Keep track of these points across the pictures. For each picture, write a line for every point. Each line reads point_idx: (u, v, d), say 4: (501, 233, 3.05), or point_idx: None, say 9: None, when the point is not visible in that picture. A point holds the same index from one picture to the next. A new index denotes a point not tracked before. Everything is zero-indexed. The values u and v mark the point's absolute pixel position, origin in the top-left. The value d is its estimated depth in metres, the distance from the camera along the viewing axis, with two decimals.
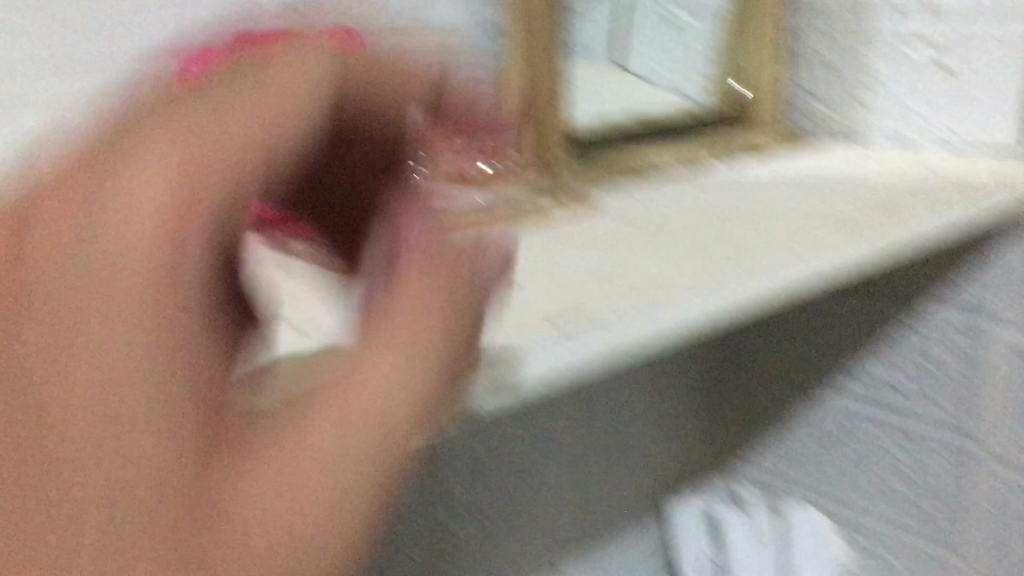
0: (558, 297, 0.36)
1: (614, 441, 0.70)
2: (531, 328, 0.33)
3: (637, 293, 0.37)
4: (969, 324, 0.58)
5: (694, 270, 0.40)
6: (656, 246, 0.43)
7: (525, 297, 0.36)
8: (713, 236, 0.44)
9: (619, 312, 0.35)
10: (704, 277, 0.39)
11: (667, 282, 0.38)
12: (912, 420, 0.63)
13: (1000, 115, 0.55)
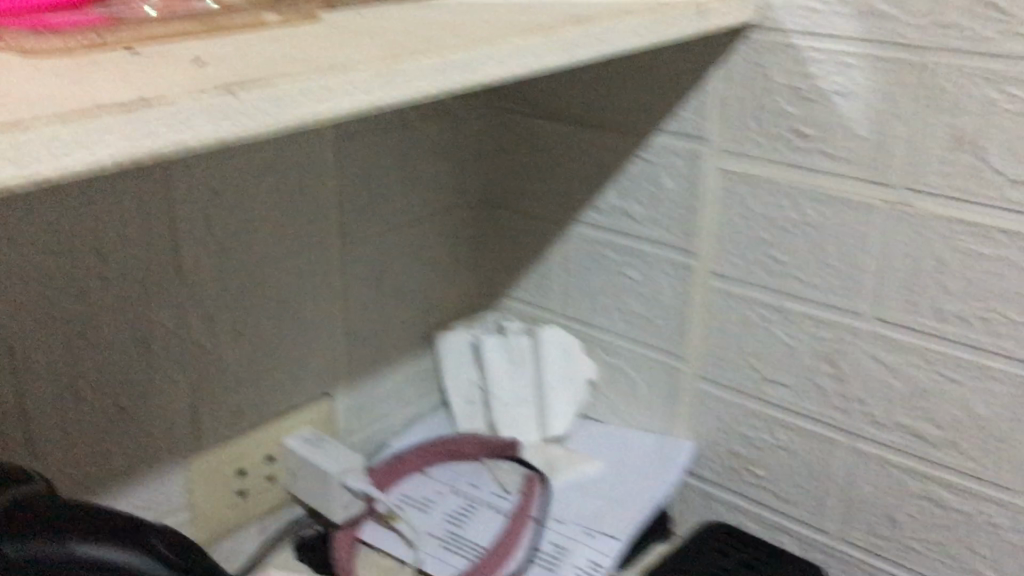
0: (242, 50, 0.47)
1: (385, 250, 0.86)
2: (168, 67, 0.43)
3: (389, 50, 0.48)
4: (689, 151, 0.76)
5: (379, 41, 0.50)
6: (395, 33, 0.53)
7: (188, 54, 0.46)
8: (434, 29, 0.54)
9: (319, 66, 0.44)
10: (406, 45, 0.49)
11: (359, 50, 0.48)
12: (649, 233, 0.81)
13: (711, 96, 0.73)
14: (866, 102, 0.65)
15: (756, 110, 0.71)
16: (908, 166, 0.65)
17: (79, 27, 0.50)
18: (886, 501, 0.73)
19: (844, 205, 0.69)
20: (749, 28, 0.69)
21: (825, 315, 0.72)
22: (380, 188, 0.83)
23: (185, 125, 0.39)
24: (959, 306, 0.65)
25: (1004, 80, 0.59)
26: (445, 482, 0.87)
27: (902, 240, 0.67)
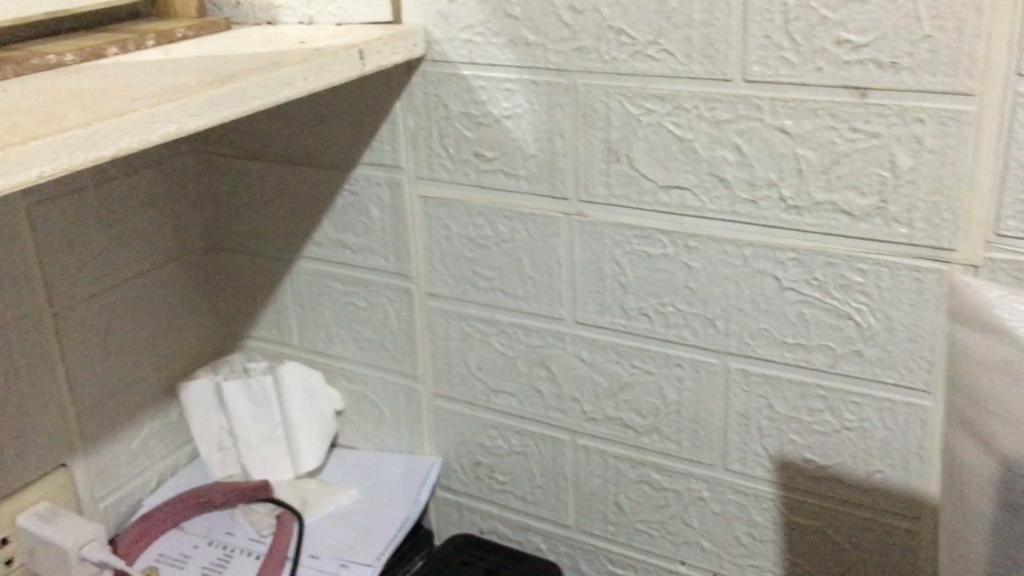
0: None
1: (106, 308, 0.83)
2: None
3: (21, 133, 0.48)
4: (389, 181, 0.78)
5: (25, 120, 0.50)
6: (43, 105, 0.53)
7: None
8: (80, 97, 0.55)
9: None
10: (52, 120, 0.50)
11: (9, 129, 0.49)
12: (368, 262, 0.83)
13: (401, 128, 0.76)
14: (533, 123, 0.70)
15: (440, 139, 0.74)
16: (575, 179, 0.69)
17: None
18: (611, 488, 0.78)
19: (530, 220, 0.73)
20: (423, 62, 0.73)
21: (532, 323, 0.76)
22: (89, 247, 0.81)
23: None
24: (640, 303, 0.70)
25: (641, 97, 0.64)
26: (202, 534, 0.85)
27: (584, 248, 0.71)
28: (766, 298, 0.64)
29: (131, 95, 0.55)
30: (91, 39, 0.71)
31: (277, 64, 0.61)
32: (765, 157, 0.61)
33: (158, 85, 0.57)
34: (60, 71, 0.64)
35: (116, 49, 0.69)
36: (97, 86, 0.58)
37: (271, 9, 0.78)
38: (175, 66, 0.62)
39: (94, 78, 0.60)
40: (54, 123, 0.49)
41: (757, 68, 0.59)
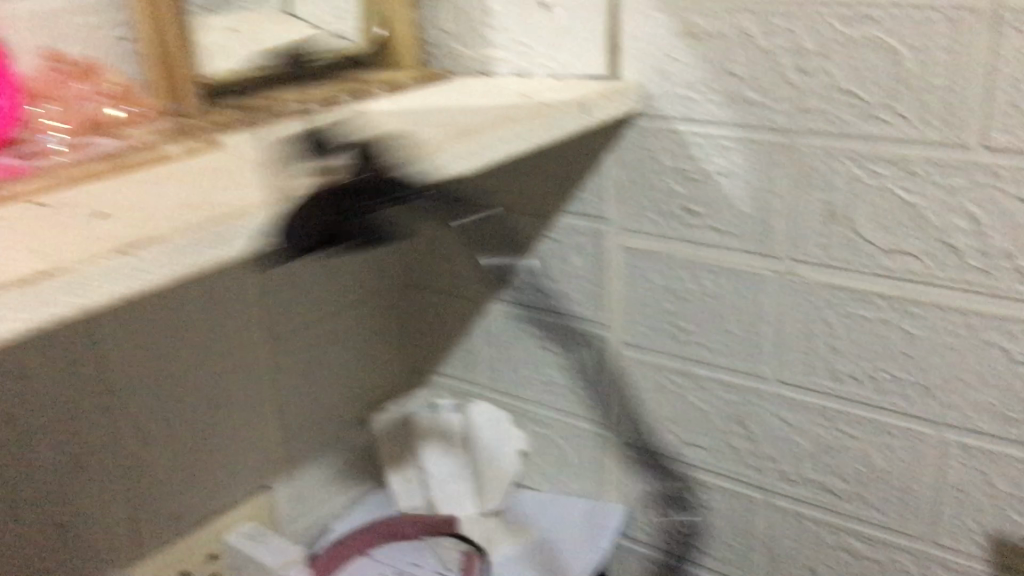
0: (155, 201, 0.50)
1: (312, 339, 0.88)
2: (93, 235, 0.46)
3: (286, 189, 0.52)
4: (592, 230, 0.79)
5: (287, 175, 0.54)
6: (300, 159, 0.57)
7: (111, 212, 0.49)
8: (334, 150, 0.59)
9: None
10: (313, 174, 0.54)
11: (279, 183, 0.53)
12: (564, 307, 0.84)
13: (608, 178, 0.77)
14: (749, 181, 0.70)
15: (648, 192, 0.75)
16: (791, 238, 0.69)
17: None
18: (806, 551, 0.76)
19: (736, 276, 0.73)
20: (638, 116, 0.74)
21: (732, 379, 0.76)
22: (304, 282, 0.85)
23: None
24: (850, 367, 0.69)
25: (869, 159, 0.63)
26: (390, 563, 0.87)
27: (794, 307, 0.70)
28: (993, 371, 0.62)
29: (384, 149, 0.58)
30: (327, 88, 0.75)
31: (507, 120, 0.64)
32: (1002, 226, 0.59)
33: (402, 140, 0.60)
34: (303, 118, 0.68)
35: (350, 97, 0.72)
36: (344, 138, 0.61)
37: (487, 60, 0.81)
38: (412, 119, 0.66)
39: (341, 128, 0.64)
40: (317, 179, 0.53)
41: (999, 136, 0.58)
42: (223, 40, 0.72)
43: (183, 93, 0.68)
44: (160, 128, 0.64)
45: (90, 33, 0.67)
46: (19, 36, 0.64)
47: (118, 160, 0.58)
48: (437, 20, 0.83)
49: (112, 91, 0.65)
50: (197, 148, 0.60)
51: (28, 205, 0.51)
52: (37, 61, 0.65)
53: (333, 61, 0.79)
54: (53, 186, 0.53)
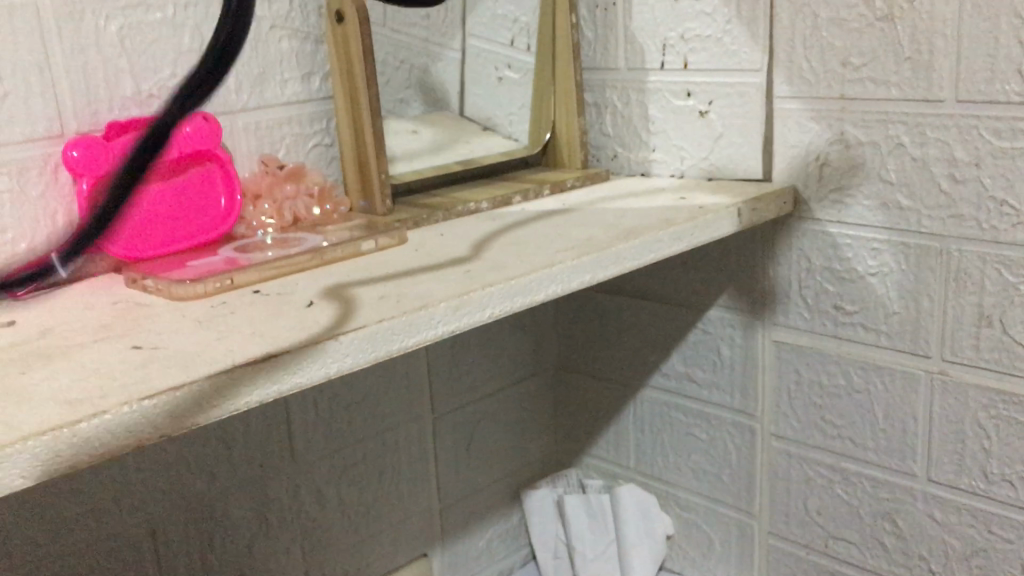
0: (354, 291, 0.57)
1: (473, 417, 0.94)
2: (305, 319, 0.53)
3: (469, 281, 0.58)
4: (743, 324, 0.83)
5: (468, 267, 0.61)
6: (478, 254, 0.63)
7: (317, 299, 0.56)
8: (507, 246, 0.65)
9: (441, 294, 0.56)
10: (491, 268, 0.60)
11: (462, 275, 0.59)
12: (713, 397, 0.87)
13: (760, 274, 0.80)
14: (900, 283, 0.72)
15: (799, 290, 0.78)
16: (941, 340, 0.70)
17: (201, 295, 0.58)
18: None
19: (887, 375, 0.74)
20: (789, 217, 0.77)
21: (881, 475, 0.77)
22: (467, 362, 0.92)
23: (302, 369, 0.48)
24: (1003, 469, 0.69)
25: (1021, 266, 0.65)
26: None
27: (945, 407, 0.71)
28: None
29: (555, 246, 0.64)
30: (498, 188, 0.82)
31: (664, 220, 0.69)
32: None
33: (569, 238, 0.66)
34: (477, 216, 0.75)
35: (519, 197, 0.79)
36: (516, 235, 0.68)
37: (645, 161, 0.86)
38: (576, 218, 0.71)
39: (511, 226, 0.70)
40: (494, 272, 0.59)
41: None
42: (407, 144, 0.81)
43: (372, 190, 0.75)
44: (353, 225, 0.72)
45: (296, 139, 0.77)
46: (241, 141, 0.73)
47: (318, 252, 0.64)
48: (599, 124, 0.90)
49: (311, 190, 0.73)
50: (385, 242, 0.68)
51: (249, 292, 0.59)
52: (254, 165, 0.74)
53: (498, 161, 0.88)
54: (268, 276, 0.62)
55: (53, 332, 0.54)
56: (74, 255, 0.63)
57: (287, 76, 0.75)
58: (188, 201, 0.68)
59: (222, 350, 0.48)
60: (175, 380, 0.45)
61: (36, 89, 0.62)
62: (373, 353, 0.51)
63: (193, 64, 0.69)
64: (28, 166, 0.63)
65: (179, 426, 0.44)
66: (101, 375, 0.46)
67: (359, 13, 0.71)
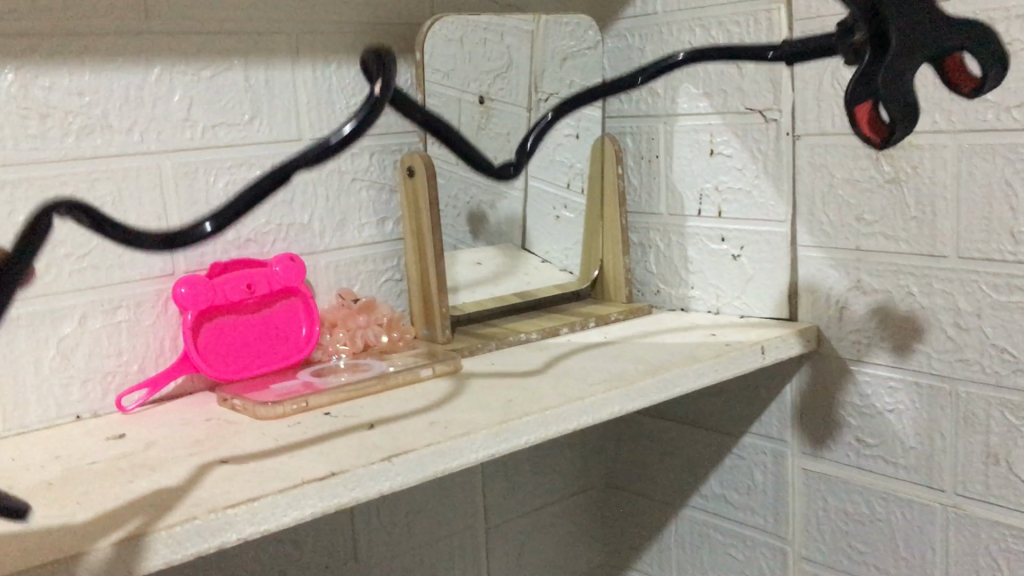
0: (410, 414, 0.66)
1: (524, 529, 1.00)
2: (365, 439, 0.62)
3: (509, 410, 0.66)
4: (775, 452, 0.88)
5: (510, 395, 0.69)
6: (522, 383, 0.72)
7: (379, 420, 0.65)
8: (548, 376, 0.73)
9: (485, 421, 0.64)
10: (529, 397, 0.68)
11: (505, 403, 0.67)
12: (748, 519, 0.92)
13: (789, 406, 0.87)
14: (914, 418, 0.78)
15: (824, 420, 0.84)
16: (954, 474, 0.75)
17: (279, 415, 0.68)
18: None
19: (907, 504, 0.79)
20: (813, 353, 0.84)
21: None
22: (518, 477, 0.99)
23: (358, 485, 0.57)
24: None
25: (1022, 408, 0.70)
26: None
27: (960, 538, 0.76)
28: None
29: (589, 378, 0.72)
30: (548, 320, 0.91)
31: (692, 355, 0.76)
32: None
33: (603, 370, 0.73)
34: (526, 346, 0.84)
35: (566, 328, 0.88)
36: (557, 365, 0.76)
37: (685, 297, 0.94)
38: (613, 350, 0.79)
39: (555, 356, 0.79)
40: (533, 400, 0.67)
41: None
42: (468, 279, 0.90)
43: (433, 320, 0.84)
44: (415, 353, 0.81)
45: (371, 275, 0.87)
46: (322, 277, 0.84)
47: (381, 378, 0.73)
48: (644, 261, 0.98)
49: (380, 320, 0.83)
50: (442, 368, 0.77)
51: (322, 413, 0.68)
52: (332, 298, 0.84)
53: (551, 294, 0.97)
54: (338, 398, 0.71)
55: (155, 445, 0.64)
56: (175, 375, 0.74)
57: (363, 220, 0.86)
58: (274, 330, 0.78)
59: (292, 466, 0.57)
60: (254, 492, 0.53)
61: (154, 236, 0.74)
62: (421, 471, 0.59)
63: (283, 213, 0.81)
64: (142, 300, 0.74)
65: (257, 530, 0.53)
66: (193, 484, 0.55)
67: (427, 166, 0.82)
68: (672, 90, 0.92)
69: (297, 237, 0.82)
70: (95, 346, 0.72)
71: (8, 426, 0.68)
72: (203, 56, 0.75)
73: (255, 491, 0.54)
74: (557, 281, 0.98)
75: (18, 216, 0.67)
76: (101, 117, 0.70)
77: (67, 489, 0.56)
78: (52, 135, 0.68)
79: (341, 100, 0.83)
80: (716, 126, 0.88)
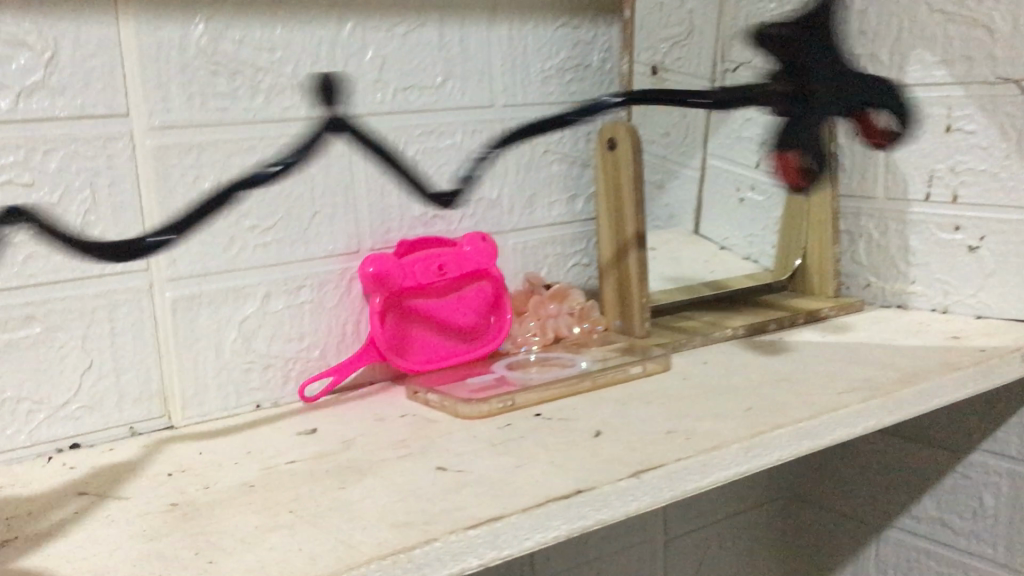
0: (638, 420, 0.58)
1: (703, 541, 0.92)
2: (596, 448, 0.53)
3: (755, 420, 0.57)
4: (1012, 473, 0.77)
5: (749, 403, 0.60)
6: (756, 388, 0.63)
7: (604, 426, 0.57)
8: (783, 381, 0.64)
9: (731, 433, 0.55)
10: (771, 407, 0.59)
11: (747, 412, 0.58)
12: (969, 547, 0.81)
13: None
14: None
15: None
16: None
17: (485, 414, 0.60)
18: None
19: None
20: None
21: None
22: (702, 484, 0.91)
23: (606, 506, 0.48)
24: None
25: None
26: None
27: None
28: None
29: (834, 385, 0.62)
30: (750, 314, 0.81)
31: (945, 361, 0.66)
32: None
33: (848, 377, 0.64)
34: (736, 343, 0.74)
35: (775, 324, 0.78)
36: (787, 369, 0.67)
37: (904, 293, 0.84)
38: (846, 353, 0.69)
39: (778, 358, 0.69)
40: (778, 410, 0.58)
41: None
42: (662, 266, 0.81)
43: (630, 312, 0.75)
44: (614, 348, 0.72)
45: (558, 258, 0.79)
46: (510, 259, 0.76)
47: (589, 375, 0.65)
48: (853, 252, 0.88)
49: (573, 309, 0.75)
50: (652, 367, 0.68)
51: (531, 413, 0.60)
52: (519, 282, 0.76)
53: (746, 285, 0.88)
54: (544, 397, 0.63)
55: (356, 444, 0.57)
56: (359, 365, 0.67)
57: (554, 197, 0.78)
58: (463, 317, 0.70)
59: (525, 480, 0.49)
60: (493, 511, 0.45)
61: (340, 209, 0.67)
62: (670, 491, 0.51)
63: (473, 186, 0.73)
64: (327, 279, 0.67)
65: (497, 556, 0.45)
66: (418, 497, 0.48)
67: (632, 137, 0.73)
68: (900, 57, 0.81)
69: (487, 215, 0.74)
70: (277, 330, 0.65)
71: (190, 415, 0.62)
72: (397, 10, 0.67)
73: (494, 511, 0.46)
74: (752, 270, 0.88)
75: (204, 183, 0.61)
76: (292, 76, 0.63)
77: (275, 494, 0.49)
78: (241, 94, 0.62)
79: (537, 63, 0.75)
80: (957, 98, 0.77)
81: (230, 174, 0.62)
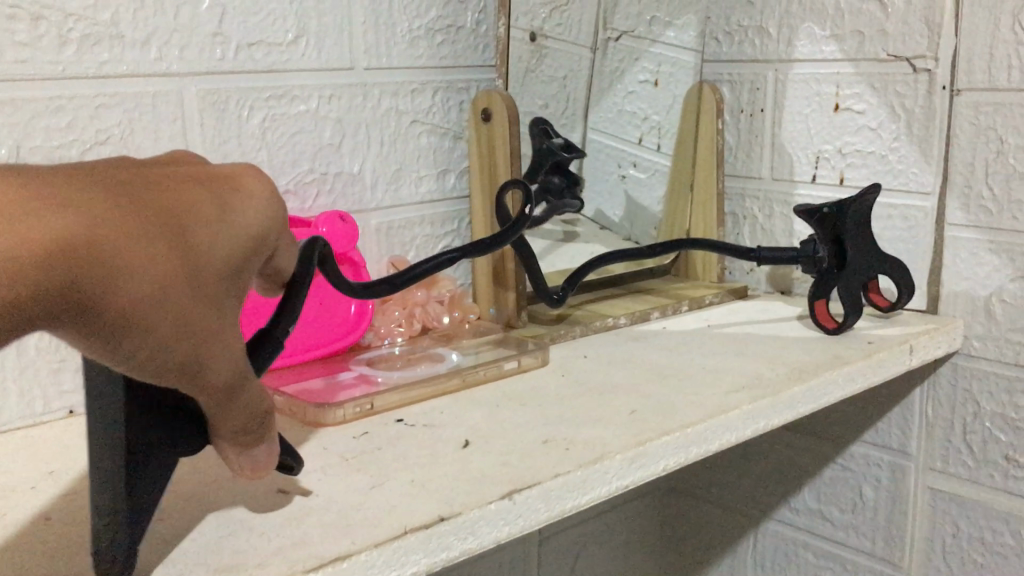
0: (512, 426, 0.52)
1: (579, 538, 0.88)
2: (464, 463, 0.47)
3: (639, 425, 0.51)
4: (893, 466, 0.74)
5: (633, 405, 0.54)
6: (641, 387, 0.57)
7: (474, 434, 0.51)
8: (668, 379, 0.59)
9: (613, 441, 0.49)
10: (657, 409, 0.53)
11: (632, 415, 0.53)
12: (849, 541, 0.79)
13: (916, 415, 0.73)
14: None
15: (960, 433, 0.70)
16: None
17: (339, 421, 0.53)
18: None
19: None
20: (954, 354, 0.70)
21: None
22: None
23: (473, 534, 0.42)
24: None
25: None
26: None
27: None
28: None
29: (722, 383, 0.57)
30: (633, 301, 0.76)
31: (834, 354, 0.62)
32: None
33: (736, 374, 0.59)
34: (617, 334, 0.69)
35: (658, 312, 0.73)
36: (672, 363, 0.62)
37: (788, 279, 0.80)
38: (733, 346, 0.65)
39: (661, 351, 0.64)
40: (664, 413, 0.53)
41: None
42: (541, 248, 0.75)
43: (505, 300, 0.69)
44: (487, 341, 0.66)
45: (428, 240, 0.72)
46: (375, 239, 0.68)
47: (458, 373, 0.58)
48: (738, 237, 0.84)
49: (442, 296, 0.68)
50: (528, 363, 0.62)
51: (392, 420, 0.53)
52: (383, 267, 0.69)
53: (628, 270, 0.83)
54: (408, 399, 0.56)
55: (182, 463, 0.48)
56: None
57: (423, 171, 0.71)
58: (317, 308, 0.63)
59: (380, 505, 0.42)
60: (338, 549, 0.38)
61: None
62: (546, 511, 0.44)
63: (331, 159, 0.65)
64: None
65: None
66: (250, 530, 0.40)
67: (510, 107, 0.67)
68: (789, 31, 0.77)
69: (347, 192, 0.66)
70: None
71: None
72: None
73: (339, 548, 0.38)
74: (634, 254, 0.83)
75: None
76: (111, 25, 0.54)
77: (81, 525, 0.41)
78: (46, 44, 0.52)
79: (403, 23, 0.67)
80: (846, 76, 0.74)
81: (34, 138, 0.52)
